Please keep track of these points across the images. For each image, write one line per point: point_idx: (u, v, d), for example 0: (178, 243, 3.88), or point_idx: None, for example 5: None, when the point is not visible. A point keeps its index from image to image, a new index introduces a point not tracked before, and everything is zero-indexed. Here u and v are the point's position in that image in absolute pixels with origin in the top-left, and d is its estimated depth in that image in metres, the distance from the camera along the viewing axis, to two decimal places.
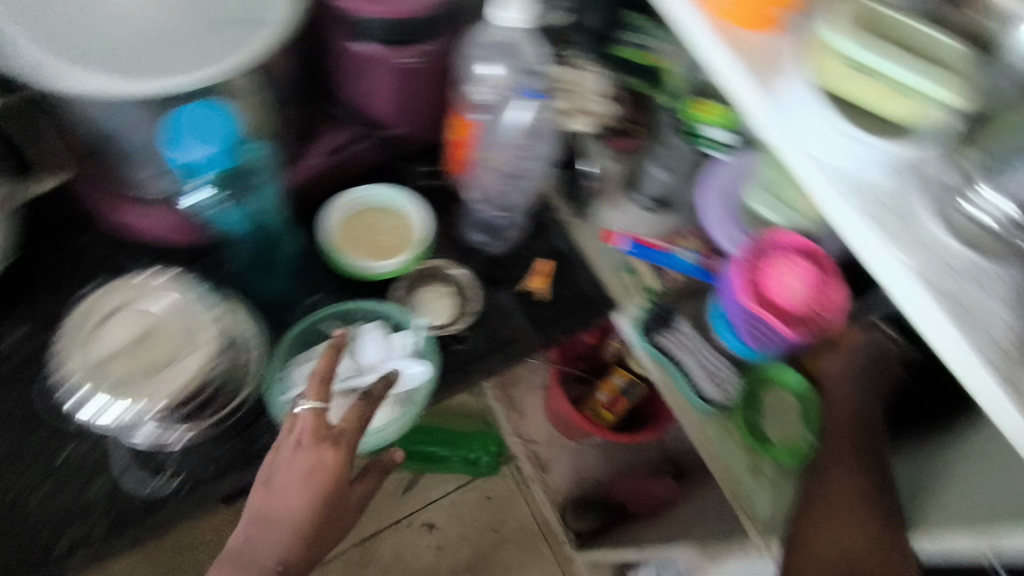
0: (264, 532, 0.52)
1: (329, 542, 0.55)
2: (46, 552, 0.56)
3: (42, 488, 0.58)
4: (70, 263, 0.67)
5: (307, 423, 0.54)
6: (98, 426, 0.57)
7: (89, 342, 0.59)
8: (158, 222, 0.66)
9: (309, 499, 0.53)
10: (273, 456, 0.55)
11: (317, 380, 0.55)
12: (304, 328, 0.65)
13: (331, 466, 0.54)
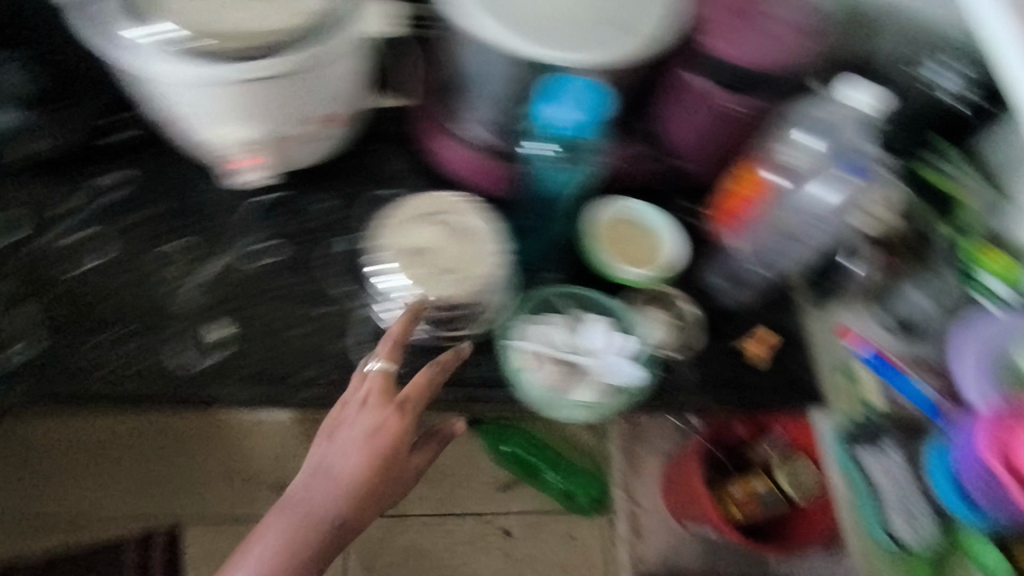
0: (325, 470, 0.64)
1: (388, 491, 0.65)
2: (284, 376, 0.67)
3: (299, 327, 0.69)
4: (378, 164, 0.78)
5: (375, 379, 0.64)
6: (376, 297, 0.69)
7: (394, 230, 0.69)
8: (467, 161, 0.73)
9: (367, 454, 0.63)
10: (338, 404, 0.65)
11: (389, 344, 0.64)
12: (539, 296, 0.71)
13: (384, 423, 0.63)
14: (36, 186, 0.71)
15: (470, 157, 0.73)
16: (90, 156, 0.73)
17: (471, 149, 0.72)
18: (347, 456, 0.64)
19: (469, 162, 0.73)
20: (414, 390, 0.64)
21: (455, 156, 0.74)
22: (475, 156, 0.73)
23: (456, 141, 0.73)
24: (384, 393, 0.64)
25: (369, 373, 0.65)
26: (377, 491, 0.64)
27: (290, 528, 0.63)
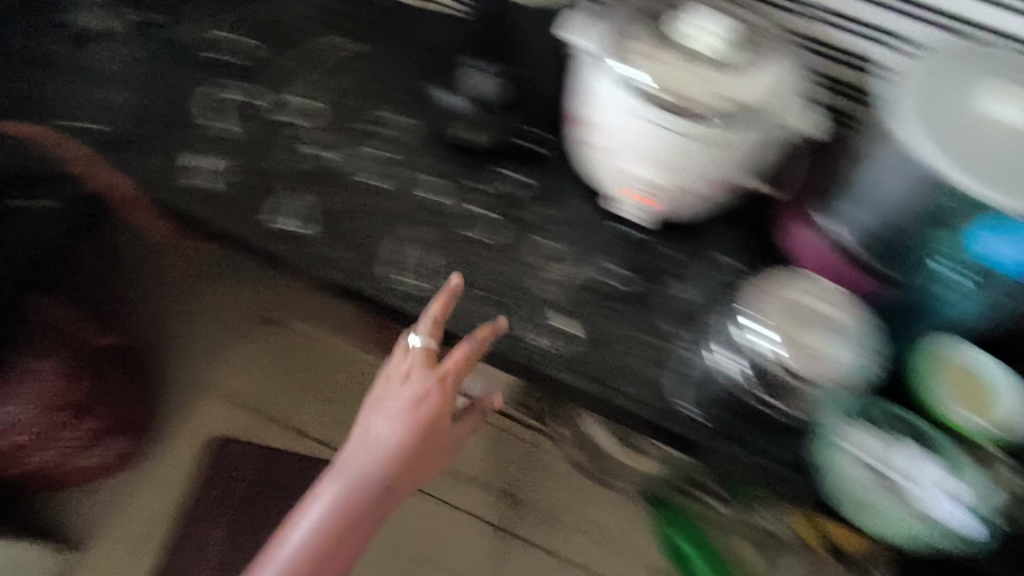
0: (369, 444, 0.76)
1: (428, 458, 0.78)
2: (601, 378, 0.77)
3: (624, 343, 0.79)
4: (730, 236, 0.86)
5: (415, 356, 0.76)
6: (727, 340, 0.74)
7: (766, 291, 0.75)
8: (826, 254, 0.78)
9: (410, 424, 0.76)
10: (388, 371, 0.78)
11: (430, 323, 0.75)
12: (866, 408, 0.71)
13: (421, 396, 0.76)
14: (455, 164, 0.89)
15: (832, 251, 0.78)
16: (505, 153, 0.88)
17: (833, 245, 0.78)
18: (387, 442, 0.75)
19: (827, 257, 0.78)
20: (455, 367, 0.75)
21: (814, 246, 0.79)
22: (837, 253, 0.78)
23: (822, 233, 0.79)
24: (424, 368, 0.76)
25: (410, 347, 0.76)
26: (417, 457, 0.77)
27: (343, 487, 0.77)
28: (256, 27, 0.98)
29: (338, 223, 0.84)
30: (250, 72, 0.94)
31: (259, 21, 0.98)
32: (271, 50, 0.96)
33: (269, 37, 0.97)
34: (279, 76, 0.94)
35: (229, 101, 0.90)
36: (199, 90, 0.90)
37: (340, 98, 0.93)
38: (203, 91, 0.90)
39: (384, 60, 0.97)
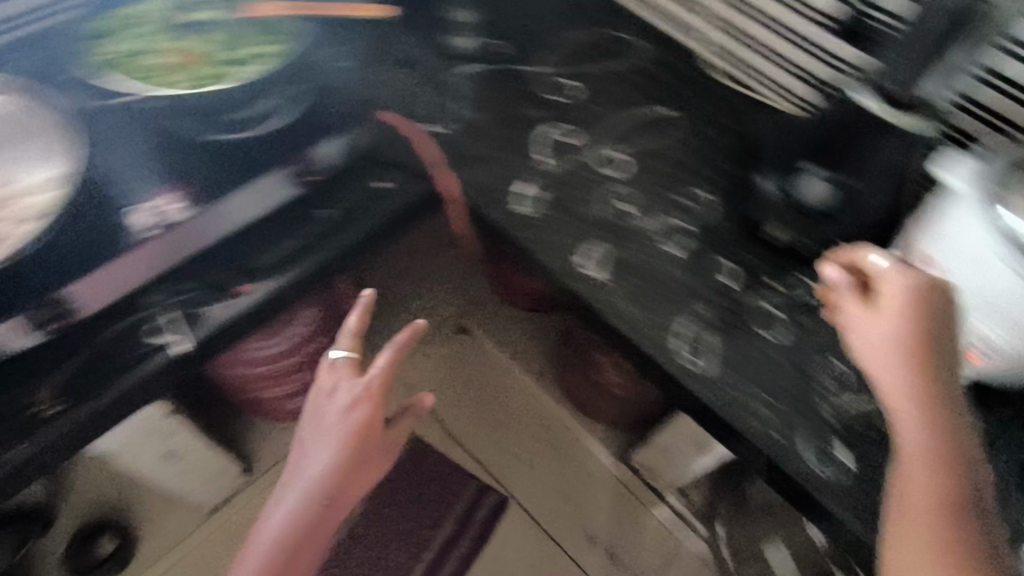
0: (303, 460, 0.85)
1: (367, 456, 0.86)
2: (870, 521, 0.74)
3: None
4: None
5: (341, 367, 0.88)
6: None
7: None
8: (888, 323, 0.65)
9: (348, 429, 0.85)
10: (317, 385, 0.89)
11: (352, 337, 0.90)
12: None
13: (353, 395, 0.86)
14: (756, 257, 0.89)
15: (902, 361, 0.64)
16: (808, 259, 0.88)
17: (908, 321, 0.64)
18: (325, 436, 0.85)
19: (898, 346, 0.64)
20: (379, 377, 0.86)
21: (864, 340, 0.67)
22: (883, 366, 0.65)
23: (872, 352, 0.66)
24: (348, 373, 0.88)
25: (336, 364, 0.89)
26: (356, 469, 0.85)
27: (288, 480, 0.86)
28: (586, 76, 1.05)
29: (631, 280, 0.87)
30: (574, 115, 1.00)
31: (590, 70, 1.05)
32: (596, 100, 1.02)
33: (597, 88, 1.04)
34: (599, 125, 1.00)
35: (551, 138, 0.96)
36: (529, 121, 0.97)
37: (649, 160, 0.97)
38: (532, 123, 0.97)
39: (699, 137, 1.00)
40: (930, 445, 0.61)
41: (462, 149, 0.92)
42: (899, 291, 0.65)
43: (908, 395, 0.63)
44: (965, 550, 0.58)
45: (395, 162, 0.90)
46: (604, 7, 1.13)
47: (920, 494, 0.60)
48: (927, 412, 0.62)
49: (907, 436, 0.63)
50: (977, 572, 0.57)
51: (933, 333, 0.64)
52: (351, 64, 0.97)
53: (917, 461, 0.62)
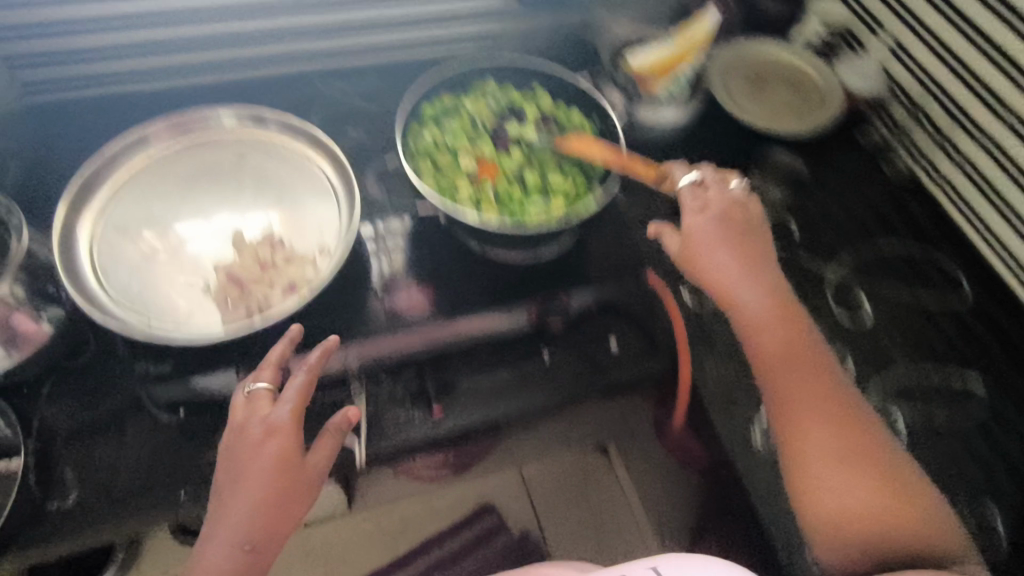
0: (217, 517, 0.59)
1: (291, 491, 0.61)
2: None
3: None
4: None
5: (262, 398, 0.64)
6: None
7: None
8: (706, 252, 0.73)
9: (269, 469, 0.60)
10: (226, 436, 0.63)
11: (273, 368, 0.66)
12: None
13: (265, 429, 0.62)
14: None
15: (730, 266, 0.73)
16: None
17: (722, 222, 0.74)
18: (241, 483, 0.60)
19: (727, 240, 0.73)
20: (292, 406, 0.63)
21: (702, 259, 0.73)
22: (725, 274, 0.72)
23: (717, 285, 0.73)
24: (270, 405, 0.64)
25: (255, 395, 0.64)
26: (289, 500, 0.61)
27: (201, 541, 0.59)
28: (879, 298, 0.88)
29: None
30: (850, 343, 0.84)
31: (883, 292, 0.89)
32: (882, 333, 0.85)
33: (887, 317, 0.87)
34: (880, 366, 0.82)
35: None
36: None
37: (928, 435, 0.77)
38: None
39: (1003, 427, 0.80)
40: (764, 313, 0.70)
41: (710, 334, 0.80)
42: (704, 223, 0.74)
43: (734, 261, 0.73)
44: (819, 364, 0.68)
45: (642, 321, 0.81)
46: (917, 213, 0.97)
47: (779, 356, 0.69)
48: (757, 285, 0.72)
49: (745, 312, 0.71)
50: (819, 363, 0.69)
51: (743, 228, 0.74)
52: (621, 198, 0.92)
53: (775, 340, 0.69)
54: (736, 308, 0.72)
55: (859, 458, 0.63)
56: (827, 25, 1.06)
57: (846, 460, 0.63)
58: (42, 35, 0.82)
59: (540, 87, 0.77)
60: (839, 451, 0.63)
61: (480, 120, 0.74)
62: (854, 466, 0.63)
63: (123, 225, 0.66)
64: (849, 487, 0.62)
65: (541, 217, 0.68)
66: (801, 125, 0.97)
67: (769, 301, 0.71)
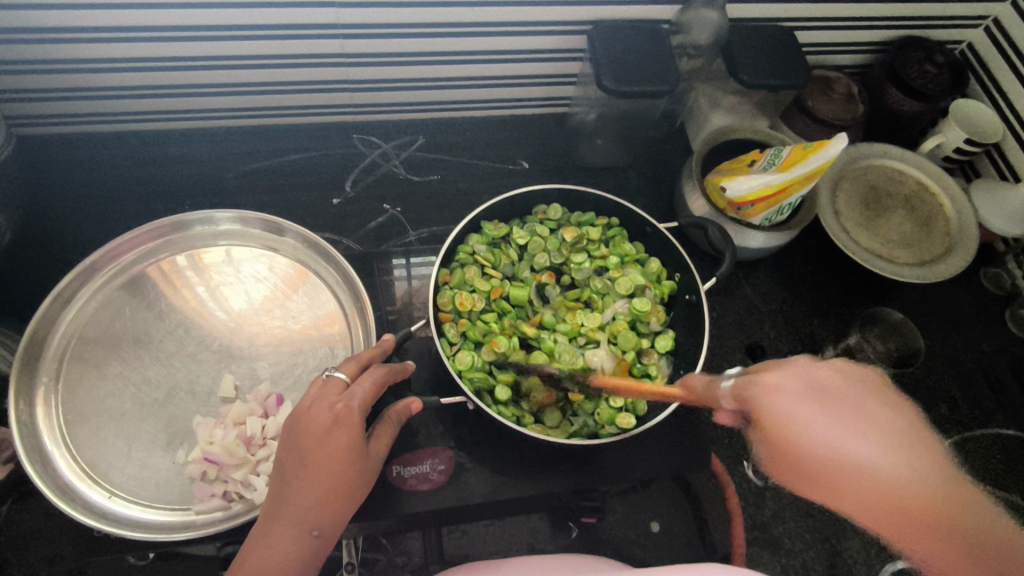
0: (281, 496, 0.45)
1: (355, 483, 0.47)
2: None
3: None
4: None
5: (332, 385, 0.49)
6: None
7: None
8: (796, 384, 0.55)
9: (330, 455, 0.46)
10: (288, 418, 0.48)
11: (353, 361, 0.51)
12: None
13: (329, 416, 0.47)
14: None
15: (817, 406, 0.53)
16: None
17: (804, 375, 0.56)
18: (300, 475, 0.45)
19: (842, 385, 0.55)
20: (366, 397, 0.48)
21: (779, 415, 0.53)
22: (812, 390, 0.55)
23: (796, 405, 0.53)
24: (339, 390, 0.49)
25: (328, 380, 0.49)
26: (349, 490, 0.46)
27: (262, 522, 0.45)
28: None
29: None
30: None
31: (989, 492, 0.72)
32: None
33: None
34: None
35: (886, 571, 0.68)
36: None
37: None
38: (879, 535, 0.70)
39: None
40: (885, 449, 0.50)
41: (770, 524, 0.70)
42: (783, 372, 0.56)
43: (869, 436, 0.51)
44: (953, 487, 0.48)
45: (693, 499, 0.70)
46: None
47: (911, 516, 0.47)
48: (855, 415, 0.52)
49: (869, 469, 0.49)
50: (955, 500, 0.47)
51: (876, 386, 0.56)
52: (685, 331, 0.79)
53: (911, 494, 0.47)
54: (866, 471, 0.49)
55: (965, 537, 0.46)
56: (976, 133, 0.85)
57: (957, 548, 0.46)
58: (31, 71, 0.68)
59: (619, 228, 0.69)
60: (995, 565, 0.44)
61: (534, 263, 0.66)
62: (967, 546, 0.46)
63: (94, 350, 0.57)
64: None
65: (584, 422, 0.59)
66: (928, 271, 0.79)
67: (890, 428, 0.52)
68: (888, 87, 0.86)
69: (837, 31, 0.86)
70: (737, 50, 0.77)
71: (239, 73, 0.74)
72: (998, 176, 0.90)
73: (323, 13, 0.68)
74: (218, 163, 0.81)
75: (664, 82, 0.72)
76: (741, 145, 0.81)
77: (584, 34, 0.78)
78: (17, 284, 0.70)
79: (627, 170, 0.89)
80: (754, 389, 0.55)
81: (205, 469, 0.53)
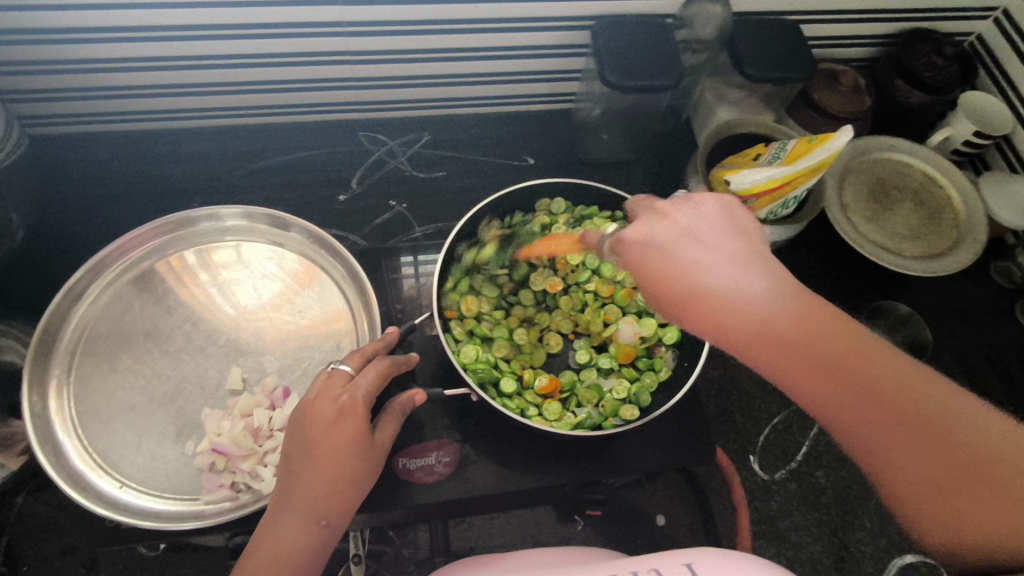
0: (288, 486, 0.46)
1: (361, 472, 0.47)
2: None
3: None
4: None
5: (338, 377, 0.49)
6: None
7: None
8: (661, 229, 0.49)
9: (336, 445, 0.46)
10: (293, 410, 0.49)
11: (358, 355, 0.52)
12: None
13: (335, 407, 0.47)
14: None
15: (714, 239, 0.48)
16: None
17: (701, 210, 0.50)
18: (307, 465, 0.46)
19: (724, 224, 0.49)
20: (371, 388, 0.49)
21: (647, 251, 0.49)
22: (670, 245, 0.48)
23: (673, 242, 0.48)
24: (344, 382, 0.49)
25: (333, 372, 0.50)
26: (355, 480, 0.47)
27: (270, 513, 0.46)
28: None
29: None
30: None
31: None
32: None
33: None
34: None
35: (892, 563, 0.68)
36: (885, 523, 0.70)
37: None
38: (886, 529, 0.69)
39: None
40: (774, 288, 0.45)
41: (776, 518, 0.70)
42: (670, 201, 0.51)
43: (727, 252, 0.47)
44: (832, 334, 0.42)
45: (699, 493, 0.70)
46: None
47: (813, 348, 0.42)
48: (736, 259, 0.47)
49: (749, 308, 0.44)
50: (847, 338, 0.42)
51: (757, 241, 0.49)
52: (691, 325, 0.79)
53: (792, 337, 0.42)
54: (728, 299, 0.45)
55: (896, 396, 0.39)
56: (985, 125, 0.84)
57: (847, 384, 0.40)
58: (41, 72, 0.69)
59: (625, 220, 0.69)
60: (927, 445, 0.38)
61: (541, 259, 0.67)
62: (886, 398, 0.39)
63: (106, 344, 0.58)
64: (891, 441, 0.39)
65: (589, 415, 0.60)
66: (935, 265, 0.79)
67: (780, 289, 0.45)
68: (896, 79, 0.85)
69: (844, 24, 0.86)
70: (742, 43, 0.77)
71: (244, 71, 0.75)
72: (1009, 168, 0.89)
73: (327, 10, 0.68)
74: (227, 161, 0.82)
75: (667, 76, 0.72)
76: (747, 139, 0.81)
77: (587, 29, 0.78)
78: (29, 281, 0.71)
79: (632, 165, 0.89)
80: (632, 234, 0.50)
81: (214, 460, 0.53)
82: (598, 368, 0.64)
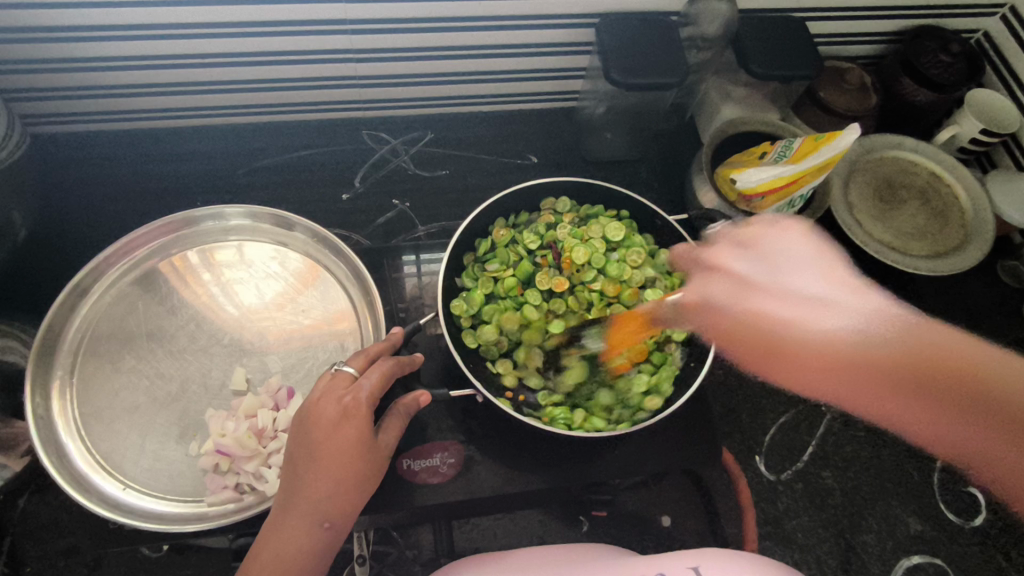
0: (291, 489, 0.46)
1: (364, 475, 0.47)
2: None
3: None
4: None
5: (340, 379, 0.49)
6: None
7: None
8: (720, 290, 0.63)
9: (339, 446, 0.46)
10: (297, 412, 0.49)
11: (360, 355, 0.51)
12: None
13: (337, 409, 0.47)
14: None
15: (764, 268, 0.62)
16: None
17: (762, 245, 0.63)
18: (309, 468, 0.45)
19: (802, 254, 0.63)
20: (374, 390, 0.49)
21: (710, 305, 0.63)
22: (737, 296, 0.62)
23: (754, 281, 0.62)
24: (346, 384, 0.49)
25: (336, 374, 0.50)
26: (358, 482, 0.46)
27: (273, 516, 0.45)
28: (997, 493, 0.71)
29: None
30: (957, 552, 0.68)
31: None
32: (1003, 542, 0.69)
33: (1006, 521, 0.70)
34: None
35: (899, 564, 0.68)
36: (892, 524, 0.69)
37: None
38: (893, 530, 0.69)
39: None
40: (862, 324, 0.59)
41: (782, 518, 0.69)
42: (722, 282, 0.63)
43: (812, 286, 0.62)
44: (899, 340, 0.57)
45: (705, 494, 0.69)
46: None
47: (913, 361, 0.56)
48: (821, 295, 0.61)
49: (822, 342, 0.60)
50: (915, 339, 0.57)
51: (809, 265, 0.63)
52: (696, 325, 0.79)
53: (848, 358, 0.59)
54: (836, 339, 0.59)
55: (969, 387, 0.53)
56: (992, 123, 0.84)
57: (919, 390, 0.56)
58: (44, 70, 0.69)
59: (629, 220, 0.68)
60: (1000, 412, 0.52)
61: (544, 260, 0.66)
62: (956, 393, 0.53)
63: (109, 345, 0.58)
64: (986, 442, 0.55)
65: (596, 416, 0.60)
66: (942, 264, 0.78)
67: (871, 312, 0.60)
68: (902, 77, 0.85)
69: (850, 21, 0.85)
70: (747, 41, 0.76)
71: (247, 69, 0.75)
72: (1015, 166, 0.88)
73: (330, 8, 0.68)
74: (230, 161, 0.81)
75: (672, 74, 0.72)
76: (752, 137, 0.80)
77: (592, 27, 0.78)
78: (30, 280, 0.71)
79: (636, 164, 0.88)
80: (698, 283, 0.64)
81: (217, 462, 0.53)
82: (608, 367, 0.62)
